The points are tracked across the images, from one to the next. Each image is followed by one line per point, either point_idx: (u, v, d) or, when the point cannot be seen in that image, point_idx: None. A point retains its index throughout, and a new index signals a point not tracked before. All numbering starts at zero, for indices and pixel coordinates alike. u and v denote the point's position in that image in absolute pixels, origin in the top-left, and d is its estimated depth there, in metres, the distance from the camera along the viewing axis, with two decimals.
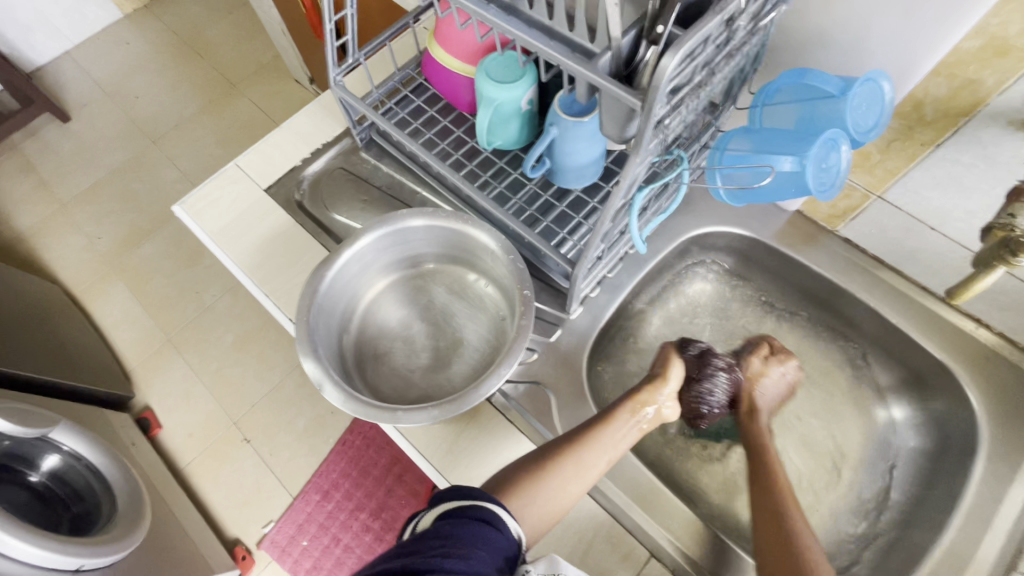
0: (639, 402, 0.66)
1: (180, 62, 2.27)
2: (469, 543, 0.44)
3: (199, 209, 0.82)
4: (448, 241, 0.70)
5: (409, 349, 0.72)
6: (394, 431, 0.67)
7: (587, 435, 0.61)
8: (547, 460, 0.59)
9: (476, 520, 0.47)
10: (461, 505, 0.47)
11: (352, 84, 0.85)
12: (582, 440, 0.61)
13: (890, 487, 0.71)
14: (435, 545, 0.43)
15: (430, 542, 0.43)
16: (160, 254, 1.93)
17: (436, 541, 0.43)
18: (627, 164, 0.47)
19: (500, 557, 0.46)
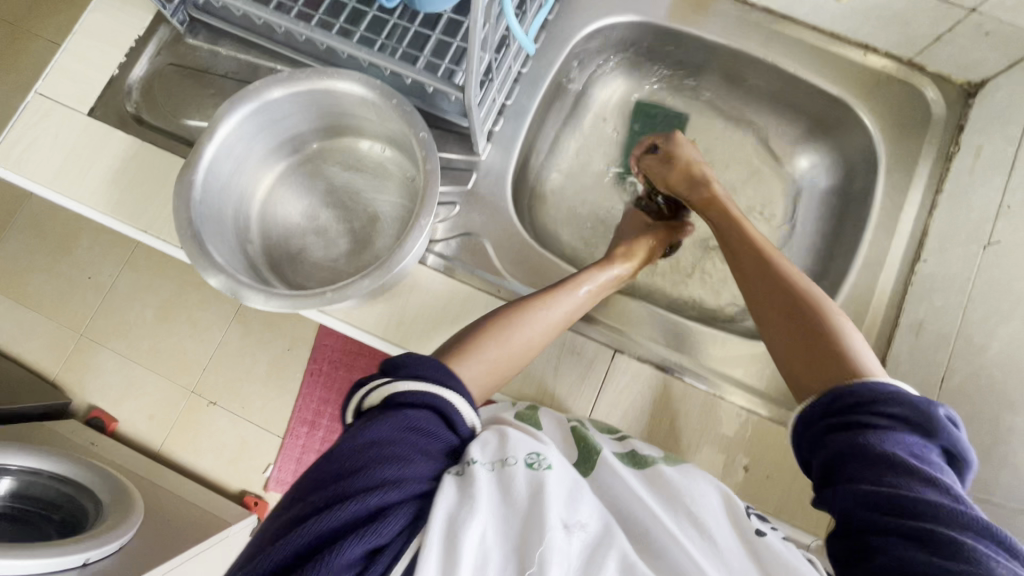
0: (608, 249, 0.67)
1: None
2: (412, 446, 0.41)
3: (16, 158, 0.68)
4: (323, 108, 0.62)
5: (324, 240, 0.66)
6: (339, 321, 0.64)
7: (548, 295, 0.60)
8: (505, 313, 0.57)
9: (417, 413, 0.43)
10: (406, 398, 0.44)
11: None
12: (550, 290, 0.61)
13: (812, 230, 0.76)
14: (367, 464, 0.39)
15: (360, 457, 0.39)
16: (26, 249, 1.68)
17: (371, 453, 0.40)
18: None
19: (445, 456, 0.44)
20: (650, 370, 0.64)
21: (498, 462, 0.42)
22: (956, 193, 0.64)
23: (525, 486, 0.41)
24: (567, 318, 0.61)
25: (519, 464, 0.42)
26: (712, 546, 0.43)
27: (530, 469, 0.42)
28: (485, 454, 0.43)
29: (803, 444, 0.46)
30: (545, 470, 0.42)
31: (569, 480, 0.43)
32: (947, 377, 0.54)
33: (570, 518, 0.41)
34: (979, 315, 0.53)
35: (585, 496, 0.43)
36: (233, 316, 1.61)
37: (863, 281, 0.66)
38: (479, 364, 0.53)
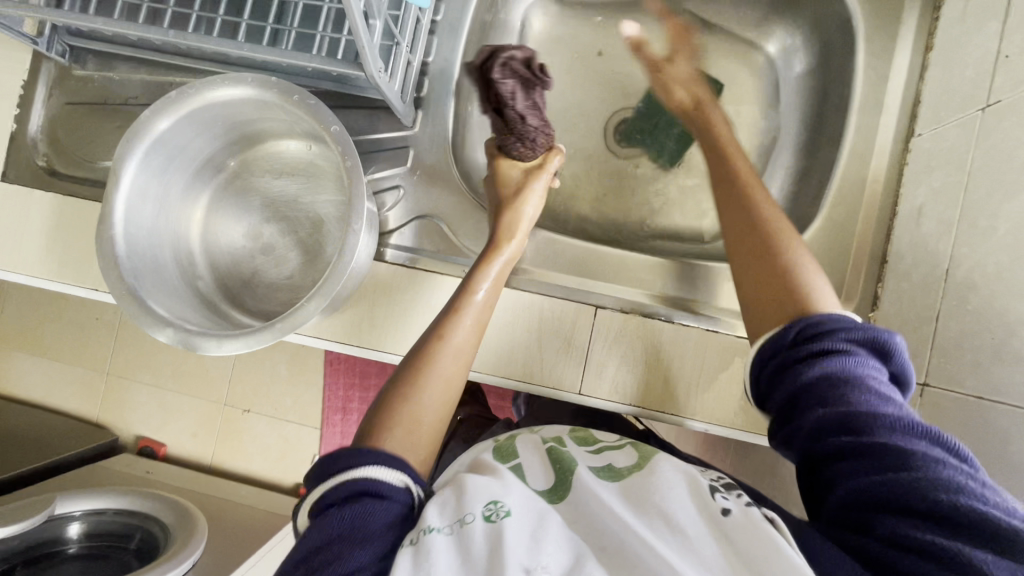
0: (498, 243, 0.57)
1: None
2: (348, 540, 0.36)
3: None
4: (229, 119, 0.56)
5: (273, 257, 0.63)
6: (310, 337, 0.61)
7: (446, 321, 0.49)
8: (413, 364, 0.47)
9: (349, 497, 0.38)
10: (331, 492, 0.39)
11: None
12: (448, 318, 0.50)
13: (792, 123, 0.69)
14: None
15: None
16: (33, 305, 1.71)
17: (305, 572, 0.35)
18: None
19: (398, 524, 0.38)
20: (635, 319, 0.61)
21: (456, 523, 0.36)
22: (947, 48, 0.56)
23: (482, 541, 0.35)
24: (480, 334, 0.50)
25: (475, 517, 0.36)
26: (688, 542, 0.36)
27: (487, 521, 0.36)
28: (441, 517, 0.37)
29: (760, 383, 0.44)
30: (503, 517, 0.36)
31: (532, 517, 0.38)
32: (953, 267, 0.49)
33: (532, 562, 0.34)
34: (981, 193, 0.47)
35: (550, 532, 0.37)
36: None
37: (854, 173, 0.60)
38: (401, 428, 0.43)
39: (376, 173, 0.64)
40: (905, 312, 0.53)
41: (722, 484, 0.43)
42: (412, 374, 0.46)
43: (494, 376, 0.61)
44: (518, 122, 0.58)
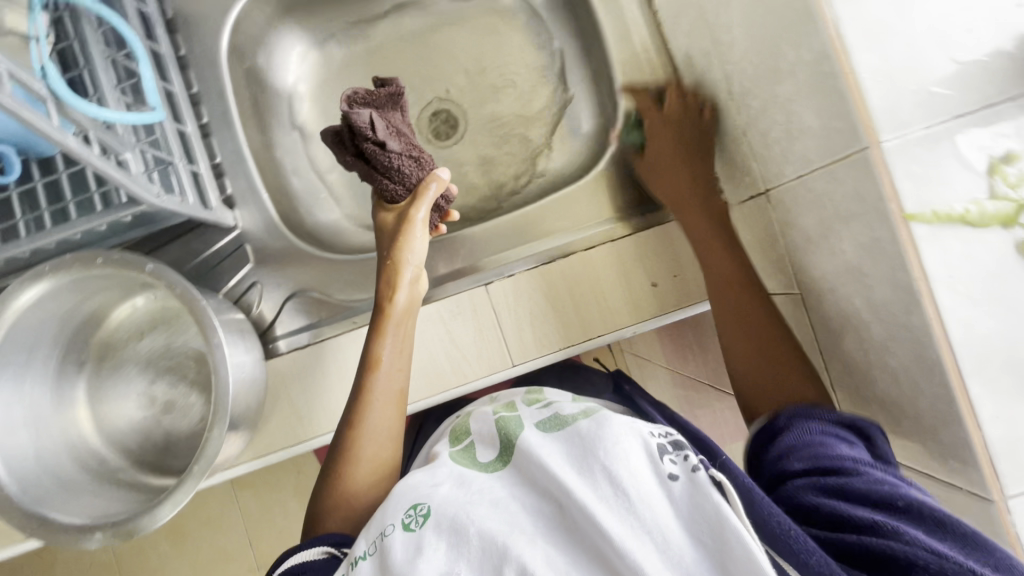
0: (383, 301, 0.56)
1: None
2: None
3: None
4: (60, 314, 0.55)
5: (179, 411, 0.62)
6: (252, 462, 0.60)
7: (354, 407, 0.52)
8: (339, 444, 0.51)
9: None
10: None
11: None
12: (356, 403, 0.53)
13: (561, 41, 0.72)
14: None
15: None
16: None
17: None
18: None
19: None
20: (523, 275, 0.63)
21: (378, 539, 0.39)
22: None
23: (400, 554, 0.37)
24: (395, 400, 0.54)
25: (397, 531, 0.39)
26: (630, 504, 0.35)
27: (408, 531, 0.38)
28: (367, 541, 0.40)
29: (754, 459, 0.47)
30: (421, 525, 0.38)
31: (457, 511, 0.38)
32: (730, 87, 0.53)
33: (453, 565, 0.35)
34: (712, 5, 0.51)
35: (473, 517, 0.38)
36: None
37: (625, 54, 0.64)
38: (330, 507, 0.48)
39: (228, 282, 0.64)
40: (724, 141, 0.57)
41: (669, 440, 0.40)
42: (341, 458, 0.50)
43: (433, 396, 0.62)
44: (378, 151, 0.55)
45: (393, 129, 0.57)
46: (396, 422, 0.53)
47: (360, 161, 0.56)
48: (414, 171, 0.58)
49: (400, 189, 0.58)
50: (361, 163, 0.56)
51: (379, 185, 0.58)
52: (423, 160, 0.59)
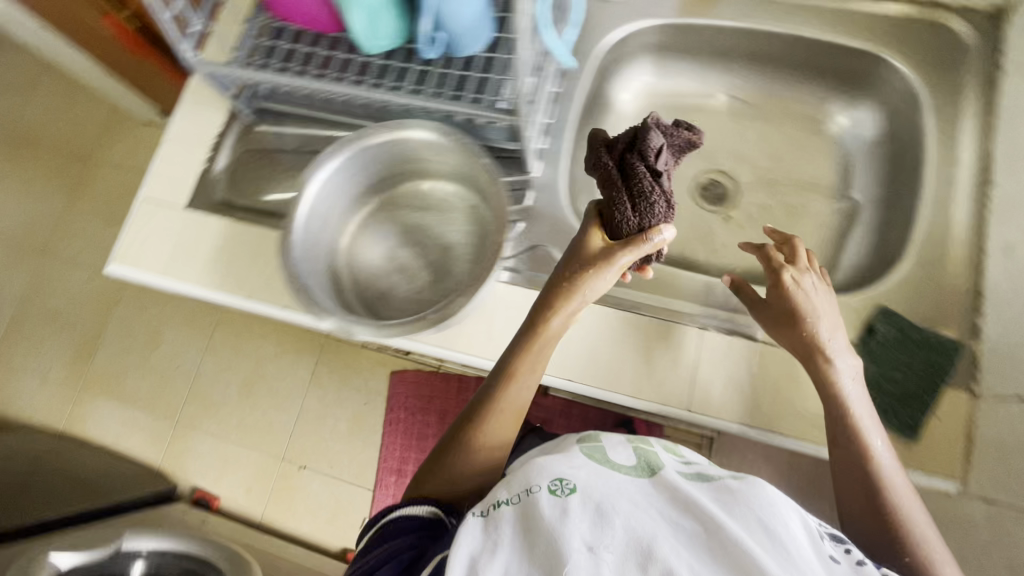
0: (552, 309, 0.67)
1: (15, 162, 2.10)
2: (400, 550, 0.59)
3: (134, 257, 0.77)
4: (388, 159, 0.69)
5: (407, 276, 0.71)
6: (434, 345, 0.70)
7: (499, 385, 0.68)
8: (483, 401, 0.68)
9: (404, 532, 0.60)
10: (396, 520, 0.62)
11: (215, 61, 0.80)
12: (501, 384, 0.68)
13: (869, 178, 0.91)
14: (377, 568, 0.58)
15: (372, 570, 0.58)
16: (120, 350, 1.86)
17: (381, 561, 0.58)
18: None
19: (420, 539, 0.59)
20: None
21: (525, 494, 0.54)
22: None
23: (550, 509, 0.51)
24: (522, 404, 0.69)
25: (545, 491, 0.53)
26: (782, 554, 0.46)
27: (554, 495, 0.52)
28: (510, 492, 0.56)
29: None
30: (566, 494, 0.52)
31: (598, 497, 0.52)
32: None
33: (595, 540, 0.48)
34: None
35: (617, 510, 0.50)
36: (308, 379, 1.74)
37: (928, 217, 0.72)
38: (456, 457, 0.66)
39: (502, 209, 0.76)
40: None
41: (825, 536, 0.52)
42: (477, 419, 0.67)
43: (579, 385, 0.72)
44: (642, 176, 0.66)
45: (656, 172, 0.67)
46: (511, 432, 0.69)
47: (619, 185, 0.67)
48: (660, 210, 0.66)
49: (631, 223, 0.66)
50: (613, 196, 0.67)
51: (618, 212, 0.67)
52: (671, 205, 0.67)
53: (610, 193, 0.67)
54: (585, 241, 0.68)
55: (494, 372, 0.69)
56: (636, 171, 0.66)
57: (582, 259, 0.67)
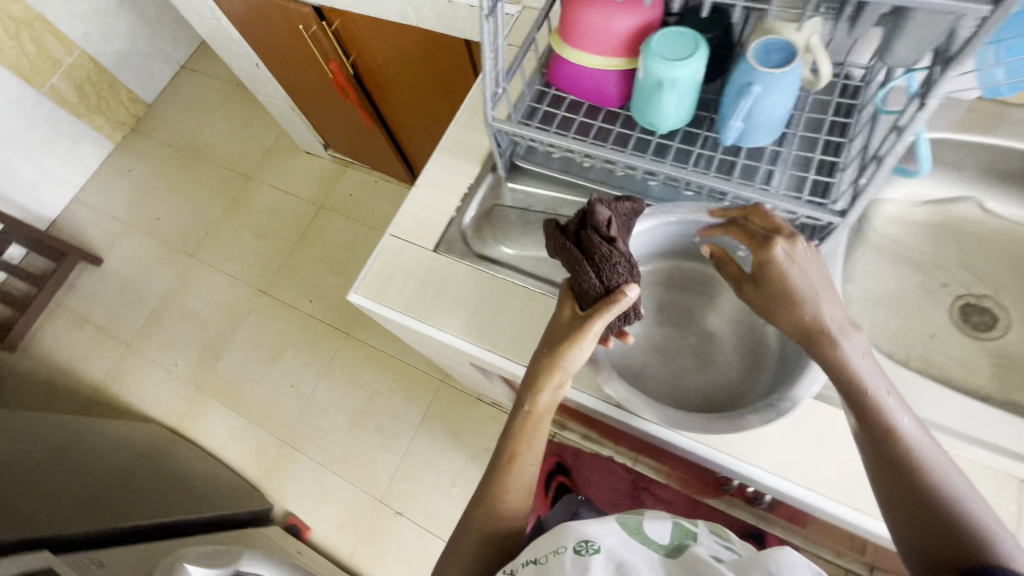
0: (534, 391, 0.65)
1: (187, 172, 2.33)
2: None
3: (378, 290, 0.78)
4: (668, 236, 0.68)
5: (666, 359, 0.67)
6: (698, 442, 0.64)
7: (505, 463, 0.67)
8: (488, 479, 0.68)
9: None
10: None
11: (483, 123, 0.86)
12: (500, 461, 0.68)
13: None
14: None
15: None
16: (243, 359, 1.92)
17: None
18: (911, 126, 0.48)
19: None
20: None
21: (554, 552, 0.58)
22: None
23: (572, 566, 0.55)
24: (530, 483, 0.68)
25: (571, 550, 0.57)
26: None
27: (578, 554, 0.56)
28: (541, 550, 0.60)
29: None
30: (589, 554, 0.56)
31: (615, 559, 0.56)
32: None
33: None
34: None
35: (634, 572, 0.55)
36: (418, 422, 1.72)
37: None
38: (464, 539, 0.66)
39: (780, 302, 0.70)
40: None
41: None
42: (483, 496, 0.67)
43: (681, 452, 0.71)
44: (603, 244, 0.61)
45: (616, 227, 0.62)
46: (525, 504, 0.68)
47: (580, 241, 0.62)
48: (623, 272, 0.60)
49: (612, 277, 0.60)
50: (585, 238, 0.62)
51: (580, 275, 0.61)
52: (633, 266, 0.62)
53: (568, 256, 0.62)
54: (578, 304, 0.63)
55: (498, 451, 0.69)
56: (590, 236, 0.61)
57: (550, 344, 0.63)
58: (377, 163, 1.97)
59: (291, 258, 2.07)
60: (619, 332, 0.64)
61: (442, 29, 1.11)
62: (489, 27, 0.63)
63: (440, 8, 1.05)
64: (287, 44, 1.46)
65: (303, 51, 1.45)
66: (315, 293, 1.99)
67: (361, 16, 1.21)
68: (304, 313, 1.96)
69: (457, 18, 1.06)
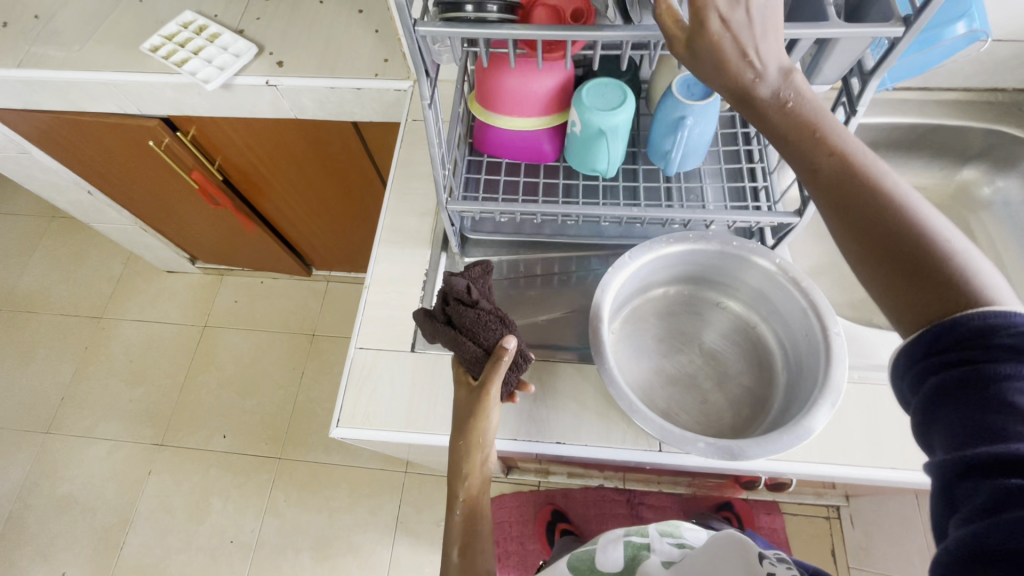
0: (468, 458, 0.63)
1: (12, 333, 1.90)
2: None
3: (364, 415, 0.70)
4: (650, 272, 0.70)
5: (686, 386, 0.69)
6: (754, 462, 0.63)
7: (467, 542, 0.62)
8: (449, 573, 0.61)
9: None
10: None
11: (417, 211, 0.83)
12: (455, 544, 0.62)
13: (1010, 238, 0.98)
14: None
15: None
16: (157, 533, 1.59)
17: None
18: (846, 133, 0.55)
19: None
20: None
21: None
22: None
23: None
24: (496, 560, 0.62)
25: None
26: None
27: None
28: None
29: None
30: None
31: None
32: None
33: None
34: None
35: None
36: (395, 526, 1.55)
37: None
38: None
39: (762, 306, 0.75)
40: None
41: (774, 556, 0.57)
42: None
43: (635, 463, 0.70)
44: (470, 313, 0.62)
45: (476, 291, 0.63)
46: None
47: (448, 323, 0.63)
48: (498, 329, 0.62)
49: (488, 337, 0.62)
50: (453, 315, 0.63)
51: (463, 349, 0.63)
52: (506, 318, 0.64)
53: (446, 342, 0.63)
54: (472, 377, 0.64)
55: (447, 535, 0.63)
56: (457, 311, 0.62)
57: (462, 420, 0.63)
58: (261, 262, 1.78)
59: (185, 395, 1.77)
60: (517, 383, 0.66)
61: (326, 116, 1.04)
62: (430, 113, 0.59)
63: (322, 96, 0.98)
64: (127, 161, 1.26)
65: (150, 167, 1.26)
66: (227, 424, 1.72)
67: (224, 118, 1.09)
68: (221, 451, 1.68)
69: (342, 102, 1.00)
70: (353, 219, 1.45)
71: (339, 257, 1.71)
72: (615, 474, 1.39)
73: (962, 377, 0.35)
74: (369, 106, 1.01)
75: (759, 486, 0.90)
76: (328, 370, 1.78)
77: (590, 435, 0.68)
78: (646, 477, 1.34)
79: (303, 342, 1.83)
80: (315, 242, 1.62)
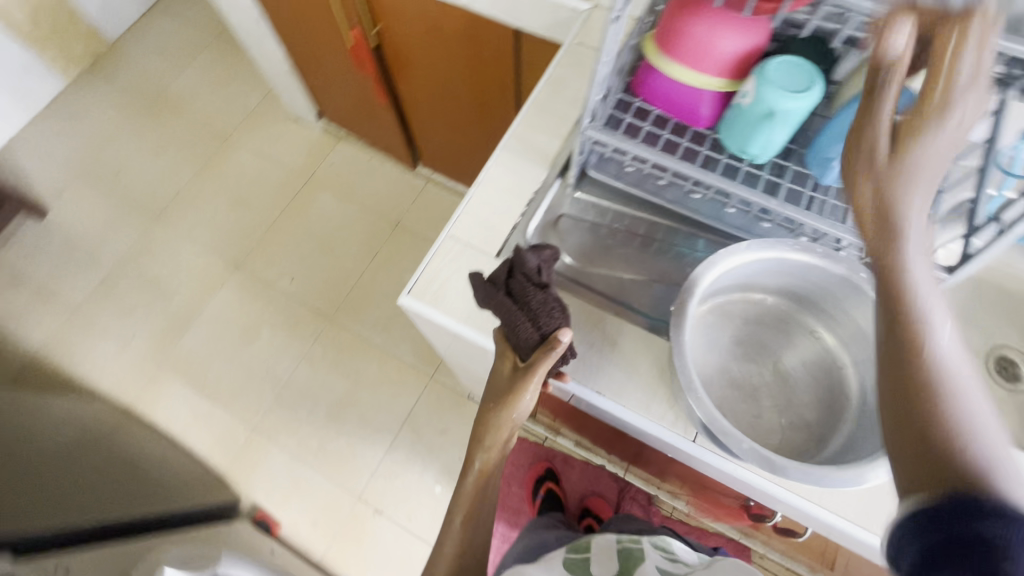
0: (494, 436, 0.66)
1: (154, 124, 2.10)
2: None
3: (434, 295, 0.74)
4: (758, 272, 0.67)
5: (746, 395, 0.67)
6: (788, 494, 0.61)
7: (474, 510, 0.68)
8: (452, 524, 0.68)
9: None
10: None
11: (549, 131, 0.83)
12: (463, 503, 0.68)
13: None
14: None
15: None
16: (211, 337, 1.78)
17: None
18: None
19: None
20: None
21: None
22: None
23: None
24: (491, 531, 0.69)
25: None
26: None
27: None
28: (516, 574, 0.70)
29: None
30: None
31: None
32: None
33: None
34: None
35: None
36: (404, 418, 1.65)
37: None
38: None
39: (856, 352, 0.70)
40: None
41: None
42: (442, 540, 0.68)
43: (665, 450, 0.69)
44: (532, 290, 0.61)
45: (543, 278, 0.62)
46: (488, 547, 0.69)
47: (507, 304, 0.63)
48: (557, 315, 0.60)
49: (546, 324, 0.60)
50: (516, 289, 0.62)
51: (517, 326, 0.61)
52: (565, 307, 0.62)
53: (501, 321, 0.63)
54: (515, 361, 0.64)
55: (459, 491, 0.69)
56: (521, 286, 0.61)
57: (497, 395, 0.65)
58: (376, 139, 1.86)
59: (271, 233, 1.92)
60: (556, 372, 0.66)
61: (493, 14, 1.04)
62: (613, 30, 0.57)
63: None
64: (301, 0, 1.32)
65: (318, 11, 1.31)
66: (297, 272, 1.86)
67: None
68: (284, 292, 1.83)
69: (516, 5, 0.99)
70: (476, 129, 1.47)
71: (448, 160, 1.74)
72: (620, 460, 1.40)
73: (952, 469, 0.34)
74: (538, 17, 0.99)
75: (768, 525, 0.87)
76: (397, 261, 1.86)
77: (630, 399, 0.68)
78: (650, 476, 1.33)
79: (385, 227, 1.91)
80: (432, 138, 1.66)
